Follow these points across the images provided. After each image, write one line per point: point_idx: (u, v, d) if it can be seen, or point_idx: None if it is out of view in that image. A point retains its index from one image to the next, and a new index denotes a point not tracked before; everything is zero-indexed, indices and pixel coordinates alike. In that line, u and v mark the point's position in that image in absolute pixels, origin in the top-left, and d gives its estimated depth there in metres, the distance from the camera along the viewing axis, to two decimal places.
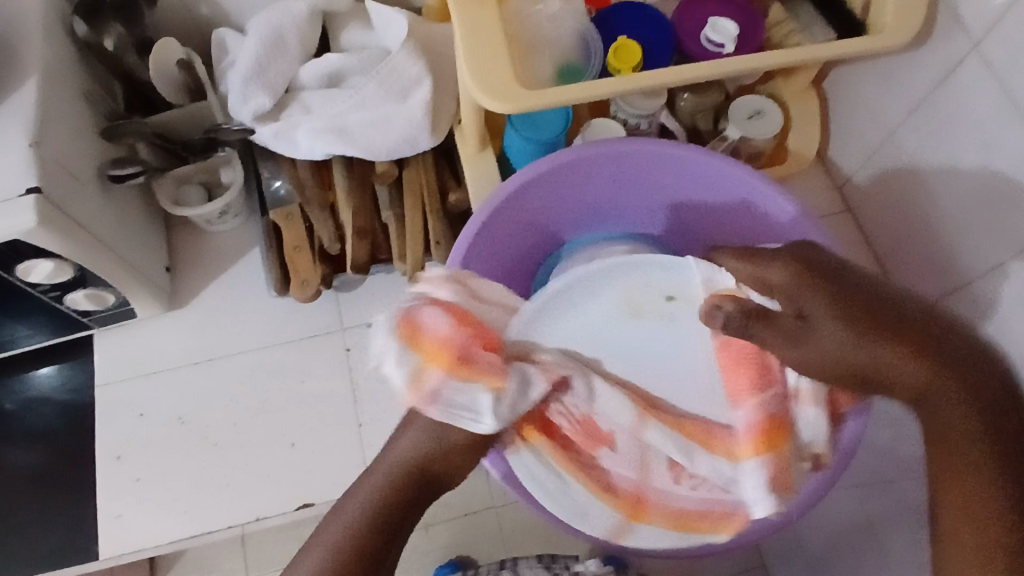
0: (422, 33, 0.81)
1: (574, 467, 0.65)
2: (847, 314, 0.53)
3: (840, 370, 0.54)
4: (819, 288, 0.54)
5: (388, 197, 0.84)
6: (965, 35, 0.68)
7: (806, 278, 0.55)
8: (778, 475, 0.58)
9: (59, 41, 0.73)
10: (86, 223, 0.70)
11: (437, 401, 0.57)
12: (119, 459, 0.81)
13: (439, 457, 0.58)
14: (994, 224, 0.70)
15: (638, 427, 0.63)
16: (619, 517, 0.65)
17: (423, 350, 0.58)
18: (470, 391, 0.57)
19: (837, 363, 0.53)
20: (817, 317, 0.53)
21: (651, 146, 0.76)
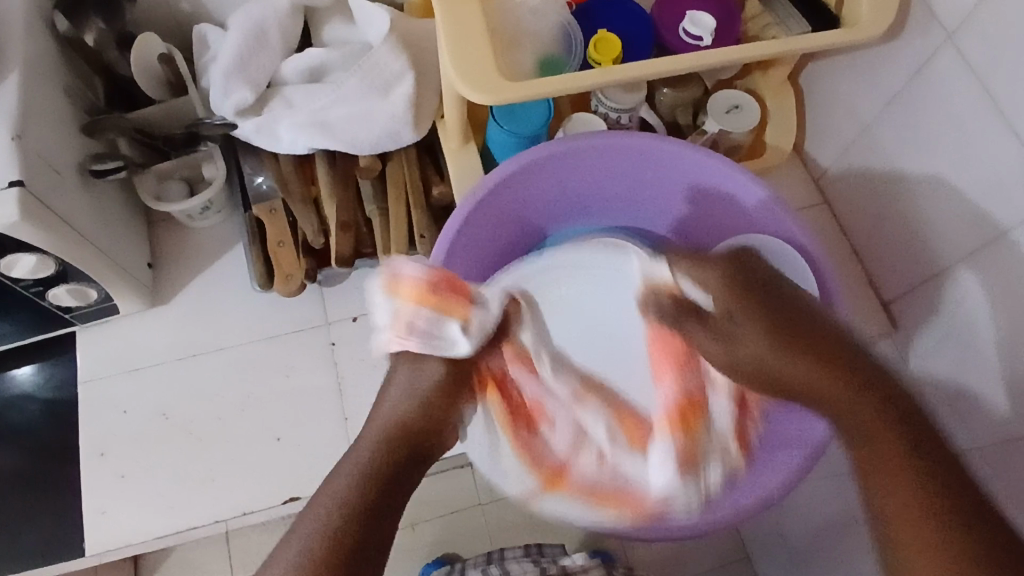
0: (404, 28, 0.82)
1: (510, 430, 0.71)
2: (773, 334, 0.61)
3: (761, 350, 0.62)
4: (753, 301, 0.62)
5: (371, 191, 0.85)
6: (938, 26, 0.70)
7: (743, 294, 0.63)
8: (685, 450, 0.66)
9: (40, 35, 0.72)
10: (68, 217, 0.70)
11: (417, 333, 0.60)
12: (103, 456, 0.80)
13: (423, 412, 0.61)
14: (969, 211, 0.72)
15: (571, 400, 0.72)
16: (536, 483, 0.71)
17: (404, 298, 0.60)
18: (440, 321, 0.61)
19: (754, 364, 0.63)
20: (742, 323, 0.62)
21: (634, 138, 0.77)
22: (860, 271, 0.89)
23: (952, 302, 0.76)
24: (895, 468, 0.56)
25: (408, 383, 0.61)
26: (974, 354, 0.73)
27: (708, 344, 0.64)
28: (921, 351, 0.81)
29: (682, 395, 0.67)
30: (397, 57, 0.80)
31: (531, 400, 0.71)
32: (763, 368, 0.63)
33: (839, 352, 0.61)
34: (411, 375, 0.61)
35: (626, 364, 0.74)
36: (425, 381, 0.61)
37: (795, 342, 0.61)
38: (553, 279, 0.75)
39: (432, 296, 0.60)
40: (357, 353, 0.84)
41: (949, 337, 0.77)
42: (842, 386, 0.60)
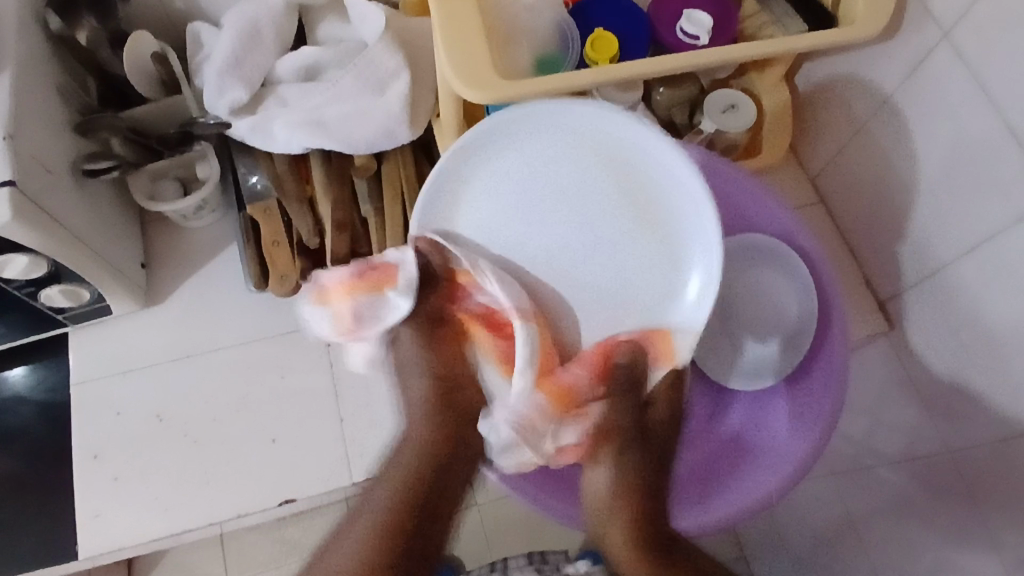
0: (399, 26, 0.81)
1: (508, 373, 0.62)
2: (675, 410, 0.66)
3: (626, 427, 0.63)
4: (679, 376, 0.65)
5: (367, 189, 0.84)
6: (935, 25, 0.70)
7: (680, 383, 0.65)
8: (599, 427, 0.63)
9: (32, 33, 0.71)
10: (61, 217, 0.69)
11: (364, 325, 0.64)
12: (97, 458, 0.79)
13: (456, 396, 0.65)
14: (966, 210, 0.72)
15: (532, 341, 0.60)
16: (527, 447, 0.62)
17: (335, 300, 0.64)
18: (375, 300, 0.63)
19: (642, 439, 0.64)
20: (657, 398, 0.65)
21: None
22: (856, 270, 0.90)
23: (948, 299, 0.76)
24: (634, 560, 0.63)
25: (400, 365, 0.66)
26: (970, 353, 0.73)
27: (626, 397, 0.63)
28: (916, 349, 0.81)
29: (574, 382, 0.61)
30: (392, 55, 0.79)
31: (506, 341, 0.63)
32: (608, 436, 0.63)
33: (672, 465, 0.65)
34: (399, 358, 0.66)
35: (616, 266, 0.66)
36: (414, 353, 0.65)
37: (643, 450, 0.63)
38: (508, 166, 0.66)
39: (359, 284, 0.63)
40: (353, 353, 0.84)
41: (946, 335, 0.77)
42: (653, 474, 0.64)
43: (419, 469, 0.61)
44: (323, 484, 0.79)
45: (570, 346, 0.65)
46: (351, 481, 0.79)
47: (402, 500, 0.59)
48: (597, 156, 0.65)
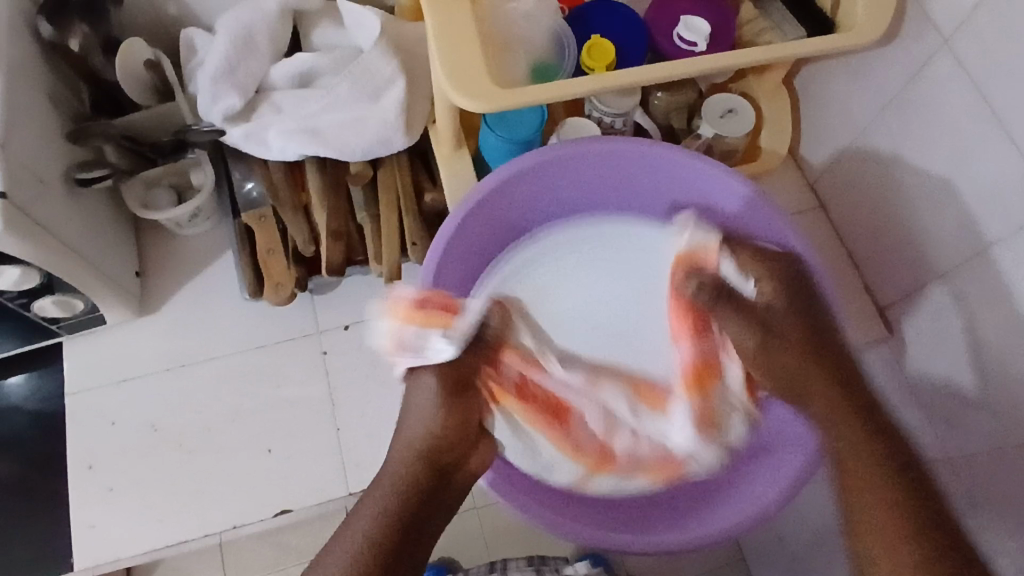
0: (394, 32, 0.81)
1: (540, 425, 0.74)
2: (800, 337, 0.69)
3: (787, 367, 0.70)
4: (790, 309, 0.71)
5: (364, 198, 0.83)
6: (934, 31, 0.69)
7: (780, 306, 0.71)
8: (703, 412, 0.72)
9: (23, 41, 0.71)
10: (53, 227, 0.69)
11: (405, 348, 0.68)
12: (91, 468, 0.79)
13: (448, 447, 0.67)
14: (966, 217, 0.71)
15: (589, 387, 0.75)
16: (583, 469, 0.75)
17: (395, 317, 0.68)
18: (427, 333, 0.68)
19: (785, 372, 0.70)
20: (779, 312, 0.71)
21: (630, 144, 0.76)
22: (855, 275, 0.89)
23: (948, 307, 0.75)
24: (862, 483, 0.61)
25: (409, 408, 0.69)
26: (971, 361, 0.73)
27: (733, 326, 0.72)
28: (916, 356, 0.81)
29: (704, 355, 0.74)
30: (388, 62, 0.79)
31: (556, 394, 0.74)
32: (781, 373, 0.70)
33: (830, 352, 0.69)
34: (411, 401, 0.69)
35: (651, 357, 0.79)
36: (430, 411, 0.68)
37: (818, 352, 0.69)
38: (561, 271, 0.82)
39: (420, 312, 0.69)
40: (349, 362, 0.83)
41: (945, 342, 0.76)
42: (825, 392, 0.67)
43: (415, 474, 0.64)
44: (319, 493, 0.79)
45: (651, 379, 0.77)
46: (348, 491, 0.79)
47: (396, 492, 0.62)
48: (620, 239, 0.82)
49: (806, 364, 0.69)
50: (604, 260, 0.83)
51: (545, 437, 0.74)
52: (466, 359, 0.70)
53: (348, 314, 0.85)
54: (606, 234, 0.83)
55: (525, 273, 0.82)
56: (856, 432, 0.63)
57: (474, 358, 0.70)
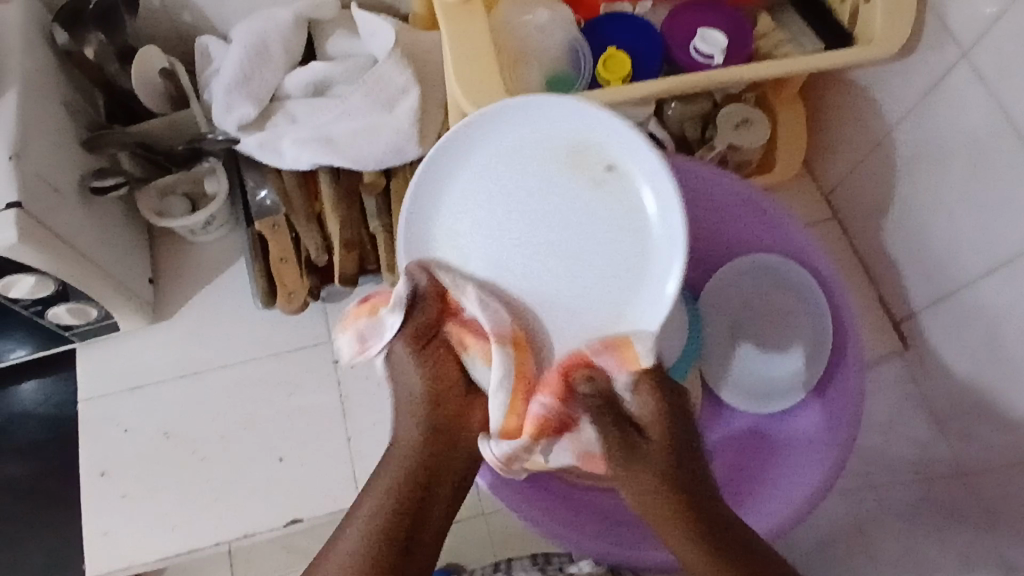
0: (408, 41, 0.81)
1: (496, 391, 0.57)
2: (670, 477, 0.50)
3: (656, 493, 0.50)
4: (669, 420, 0.52)
5: (376, 207, 0.83)
6: (953, 45, 0.68)
7: (660, 406, 0.52)
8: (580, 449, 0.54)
9: (40, 52, 0.71)
10: (68, 236, 0.69)
11: (368, 343, 0.58)
12: (105, 475, 0.79)
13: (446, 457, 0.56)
14: (984, 232, 0.70)
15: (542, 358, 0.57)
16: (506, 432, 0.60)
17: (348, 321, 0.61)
18: (376, 322, 0.58)
19: (648, 499, 0.51)
20: (651, 446, 0.51)
21: None
22: (871, 287, 0.88)
23: (965, 322, 0.75)
24: (663, 528, 0.51)
25: (397, 377, 0.59)
26: (988, 376, 0.72)
27: (615, 456, 0.52)
28: (932, 370, 0.80)
29: (543, 415, 0.53)
30: (402, 72, 0.79)
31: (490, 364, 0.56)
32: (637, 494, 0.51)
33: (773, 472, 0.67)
34: (396, 370, 0.58)
35: (582, 289, 0.55)
36: (411, 371, 0.57)
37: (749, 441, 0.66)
38: (472, 186, 0.57)
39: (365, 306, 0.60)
40: (360, 370, 0.83)
41: (962, 357, 0.75)
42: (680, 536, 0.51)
43: (418, 466, 0.55)
44: (331, 502, 0.79)
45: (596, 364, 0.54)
46: None
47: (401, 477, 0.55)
48: (562, 157, 0.56)
49: (689, 477, 0.51)
50: (532, 183, 0.56)
51: (481, 360, 0.56)
52: (420, 318, 0.56)
53: None
54: (553, 139, 0.56)
55: (448, 178, 0.57)
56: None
57: (421, 311, 0.56)
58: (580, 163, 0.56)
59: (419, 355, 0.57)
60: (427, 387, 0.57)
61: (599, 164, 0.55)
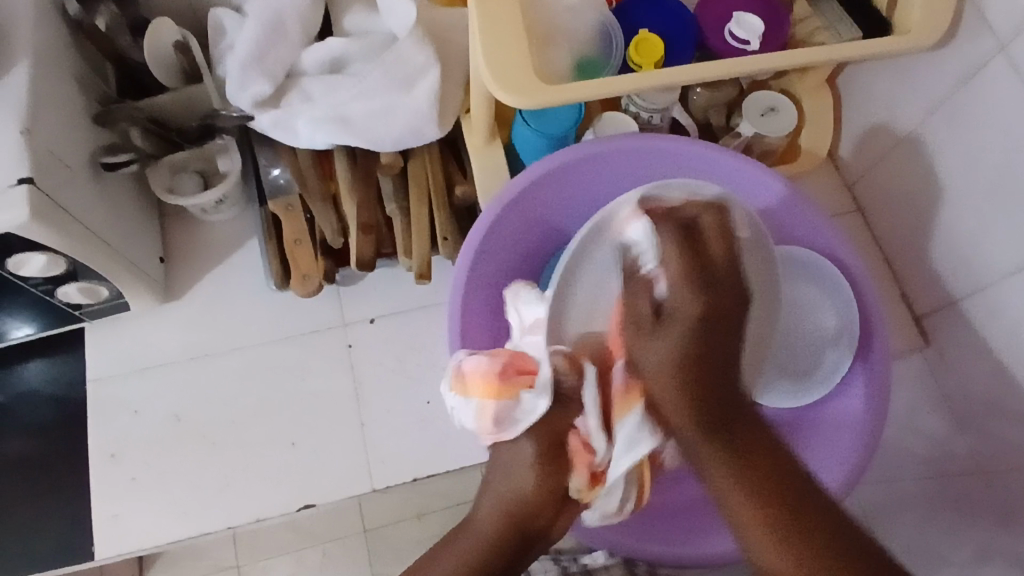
0: (428, 19, 0.78)
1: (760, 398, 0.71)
2: (685, 362, 0.50)
3: (706, 409, 0.50)
4: (681, 349, 0.51)
5: (392, 188, 0.81)
6: (992, 35, 0.66)
7: (691, 276, 0.53)
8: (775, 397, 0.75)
9: (50, 23, 0.69)
10: (79, 214, 0.67)
11: (503, 427, 0.55)
12: (115, 457, 0.78)
13: (536, 512, 0.55)
14: (1015, 230, 0.69)
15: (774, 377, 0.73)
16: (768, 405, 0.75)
17: (477, 395, 0.56)
18: (517, 404, 0.55)
19: (672, 371, 0.50)
20: (662, 331, 0.52)
21: (679, 143, 0.74)
22: (892, 281, 0.87)
23: (988, 321, 0.73)
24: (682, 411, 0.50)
25: (499, 472, 0.56)
26: (1008, 375, 0.71)
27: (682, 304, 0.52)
28: (949, 369, 0.79)
29: None
30: (422, 50, 0.76)
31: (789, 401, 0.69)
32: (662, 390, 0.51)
33: (721, 375, 0.51)
34: (504, 458, 0.56)
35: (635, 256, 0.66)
36: (523, 471, 0.55)
37: (709, 336, 0.51)
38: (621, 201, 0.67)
39: (505, 381, 0.56)
40: (374, 356, 0.82)
41: (983, 354, 0.74)
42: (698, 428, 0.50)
43: (532, 492, 0.54)
44: (341, 489, 0.78)
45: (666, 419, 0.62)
46: (373, 487, 0.78)
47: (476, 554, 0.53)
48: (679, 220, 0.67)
49: (718, 348, 0.51)
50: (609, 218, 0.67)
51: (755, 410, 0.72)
52: (551, 420, 0.56)
53: (375, 307, 0.84)
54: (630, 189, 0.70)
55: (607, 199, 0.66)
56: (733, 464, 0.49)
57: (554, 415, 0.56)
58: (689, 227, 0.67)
59: (543, 465, 0.55)
60: (536, 495, 0.55)
61: (719, 234, 0.65)
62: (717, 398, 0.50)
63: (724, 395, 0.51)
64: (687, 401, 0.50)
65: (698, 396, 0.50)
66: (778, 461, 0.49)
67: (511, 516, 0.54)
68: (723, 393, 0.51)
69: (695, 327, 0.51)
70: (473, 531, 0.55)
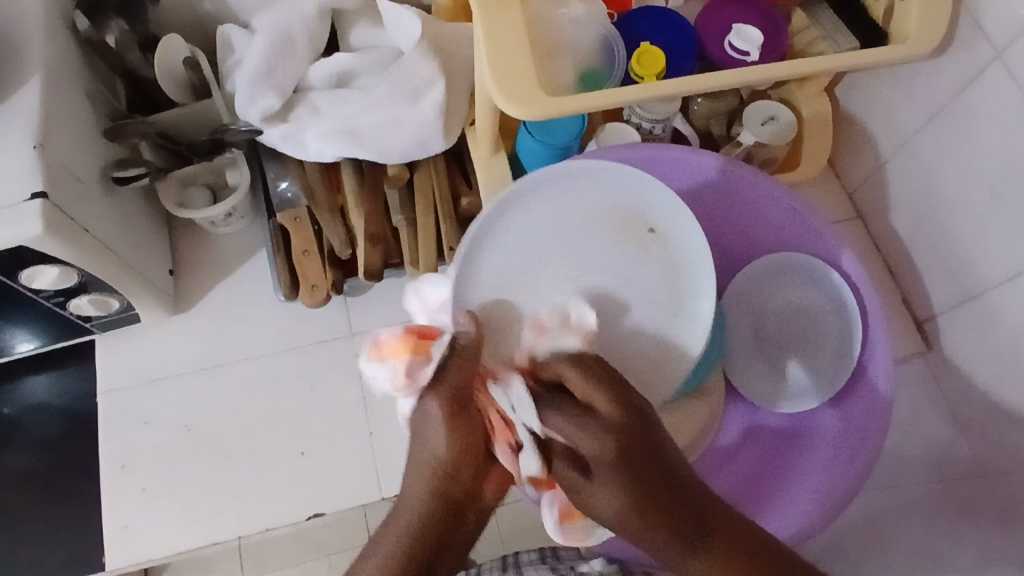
0: (433, 33, 0.80)
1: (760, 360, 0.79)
2: (627, 455, 0.50)
3: (647, 511, 0.49)
4: (615, 471, 0.50)
5: (399, 200, 0.83)
6: (988, 43, 0.67)
7: (591, 374, 0.54)
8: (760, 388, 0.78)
9: (62, 40, 0.70)
10: (90, 227, 0.68)
11: (420, 387, 0.56)
12: (125, 468, 0.78)
13: (457, 480, 0.54)
14: (1013, 235, 0.70)
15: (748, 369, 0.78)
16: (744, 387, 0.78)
17: (393, 357, 0.57)
18: (425, 365, 0.57)
19: (632, 504, 0.49)
20: (595, 468, 0.50)
21: (689, 155, 0.76)
22: (893, 286, 0.88)
23: (989, 324, 0.74)
24: (625, 521, 0.49)
25: (415, 440, 0.55)
26: (1010, 378, 0.71)
27: (592, 429, 0.51)
28: (952, 373, 0.80)
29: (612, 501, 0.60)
30: (427, 63, 0.77)
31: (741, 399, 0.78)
32: (639, 494, 0.49)
33: (655, 473, 0.50)
34: (418, 427, 0.55)
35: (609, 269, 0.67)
36: (435, 430, 0.54)
37: (631, 471, 0.49)
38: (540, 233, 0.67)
39: (415, 342, 0.57)
40: None
41: (986, 358, 0.75)
42: (657, 539, 0.49)
43: (452, 464, 0.53)
44: (351, 497, 0.78)
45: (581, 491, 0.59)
46: (381, 495, 0.78)
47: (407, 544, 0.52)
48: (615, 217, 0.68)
49: (631, 468, 0.50)
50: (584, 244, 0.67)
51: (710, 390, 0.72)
52: (455, 372, 0.55)
53: (381, 316, 0.85)
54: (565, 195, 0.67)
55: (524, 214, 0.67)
56: (677, 543, 0.49)
57: (457, 370, 0.55)
58: (626, 224, 0.68)
59: (453, 421, 0.54)
60: (450, 456, 0.53)
61: (643, 228, 0.68)
62: (665, 496, 0.50)
63: (675, 489, 0.50)
64: (641, 497, 0.49)
65: (664, 514, 0.49)
66: (760, 556, 0.49)
67: (437, 490, 0.53)
68: (653, 491, 0.50)
69: (610, 482, 0.50)
70: (406, 508, 0.53)
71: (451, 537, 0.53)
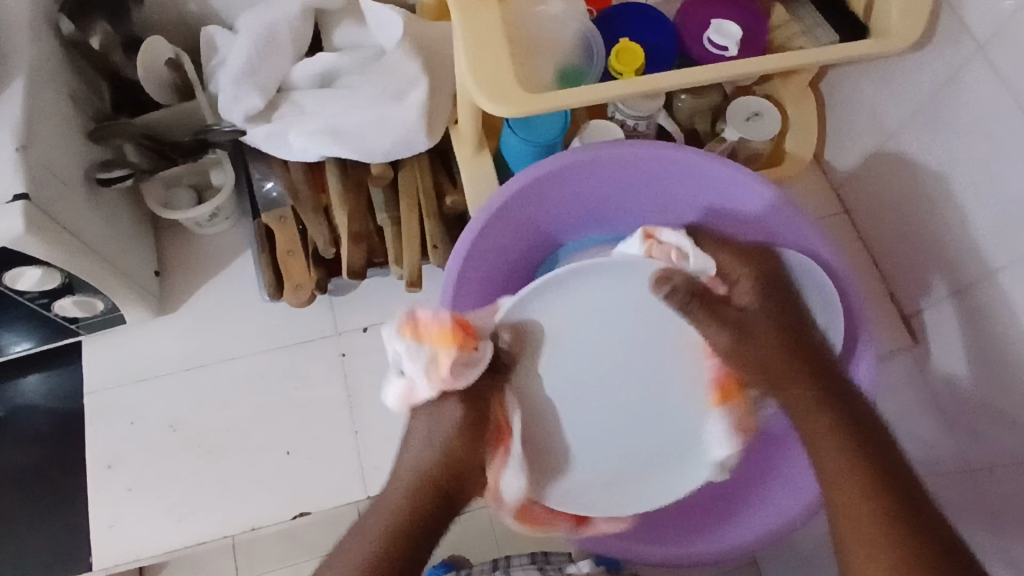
0: (416, 32, 0.80)
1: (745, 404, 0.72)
2: (782, 336, 0.69)
3: (766, 359, 0.68)
4: (771, 337, 0.69)
5: (382, 199, 0.83)
6: (970, 37, 0.67)
7: (766, 285, 0.72)
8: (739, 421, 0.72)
9: (45, 41, 0.71)
10: (74, 228, 0.68)
11: (457, 379, 0.64)
12: (111, 467, 0.79)
13: (446, 463, 0.64)
14: (996, 229, 0.70)
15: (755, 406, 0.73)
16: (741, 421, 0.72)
17: (432, 343, 0.63)
18: (467, 363, 0.63)
19: (758, 362, 0.68)
20: (748, 312, 0.70)
21: (662, 151, 0.75)
22: (880, 281, 0.88)
23: (973, 319, 0.74)
24: (788, 381, 0.67)
25: (428, 432, 0.65)
26: (994, 373, 0.71)
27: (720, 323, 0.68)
28: (938, 367, 0.80)
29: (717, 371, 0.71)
30: (412, 62, 0.78)
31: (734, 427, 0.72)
32: (743, 362, 0.69)
33: (812, 360, 0.68)
34: (429, 430, 0.65)
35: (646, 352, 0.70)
36: (445, 430, 0.64)
37: (767, 349, 0.68)
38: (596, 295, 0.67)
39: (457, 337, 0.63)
40: (367, 363, 0.83)
41: (972, 353, 0.75)
42: (803, 388, 0.66)
43: (456, 452, 0.64)
44: (336, 495, 0.78)
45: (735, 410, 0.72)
46: (367, 494, 0.78)
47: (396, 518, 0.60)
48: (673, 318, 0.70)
49: (762, 351, 0.68)
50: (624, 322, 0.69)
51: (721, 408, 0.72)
52: (480, 383, 0.66)
53: (367, 315, 0.85)
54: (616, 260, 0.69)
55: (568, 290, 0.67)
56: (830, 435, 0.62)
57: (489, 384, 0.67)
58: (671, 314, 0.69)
59: (466, 431, 0.64)
60: (452, 450, 0.64)
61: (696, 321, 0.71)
62: (804, 370, 0.67)
63: (808, 352, 0.69)
64: (746, 364, 0.69)
65: (787, 361, 0.67)
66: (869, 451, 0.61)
67: (426, 478, 0.63)
68: (777, 361, 0.68)
69: (726, 330, 0.68)
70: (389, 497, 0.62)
71: (422, 545, 0.60)
